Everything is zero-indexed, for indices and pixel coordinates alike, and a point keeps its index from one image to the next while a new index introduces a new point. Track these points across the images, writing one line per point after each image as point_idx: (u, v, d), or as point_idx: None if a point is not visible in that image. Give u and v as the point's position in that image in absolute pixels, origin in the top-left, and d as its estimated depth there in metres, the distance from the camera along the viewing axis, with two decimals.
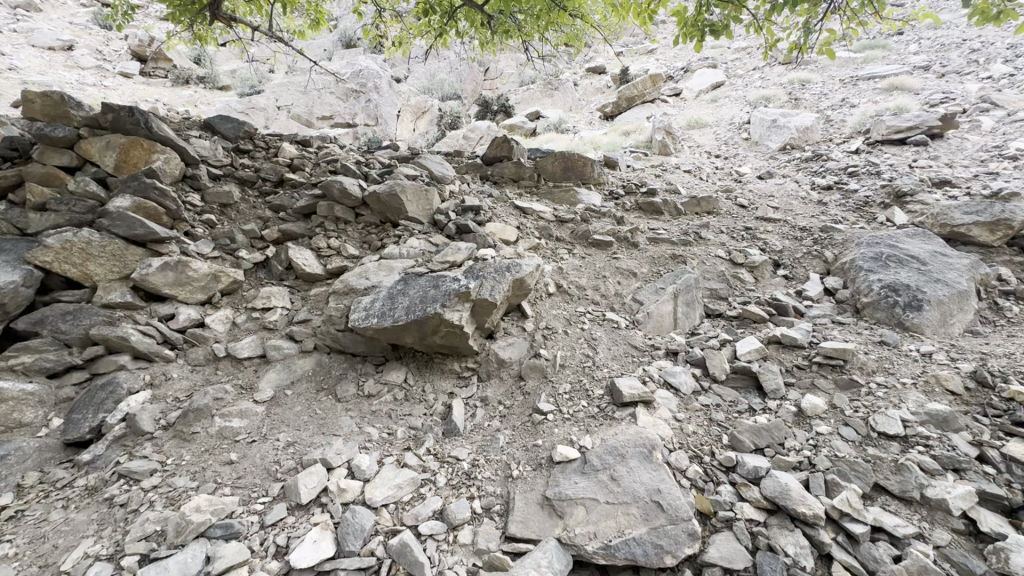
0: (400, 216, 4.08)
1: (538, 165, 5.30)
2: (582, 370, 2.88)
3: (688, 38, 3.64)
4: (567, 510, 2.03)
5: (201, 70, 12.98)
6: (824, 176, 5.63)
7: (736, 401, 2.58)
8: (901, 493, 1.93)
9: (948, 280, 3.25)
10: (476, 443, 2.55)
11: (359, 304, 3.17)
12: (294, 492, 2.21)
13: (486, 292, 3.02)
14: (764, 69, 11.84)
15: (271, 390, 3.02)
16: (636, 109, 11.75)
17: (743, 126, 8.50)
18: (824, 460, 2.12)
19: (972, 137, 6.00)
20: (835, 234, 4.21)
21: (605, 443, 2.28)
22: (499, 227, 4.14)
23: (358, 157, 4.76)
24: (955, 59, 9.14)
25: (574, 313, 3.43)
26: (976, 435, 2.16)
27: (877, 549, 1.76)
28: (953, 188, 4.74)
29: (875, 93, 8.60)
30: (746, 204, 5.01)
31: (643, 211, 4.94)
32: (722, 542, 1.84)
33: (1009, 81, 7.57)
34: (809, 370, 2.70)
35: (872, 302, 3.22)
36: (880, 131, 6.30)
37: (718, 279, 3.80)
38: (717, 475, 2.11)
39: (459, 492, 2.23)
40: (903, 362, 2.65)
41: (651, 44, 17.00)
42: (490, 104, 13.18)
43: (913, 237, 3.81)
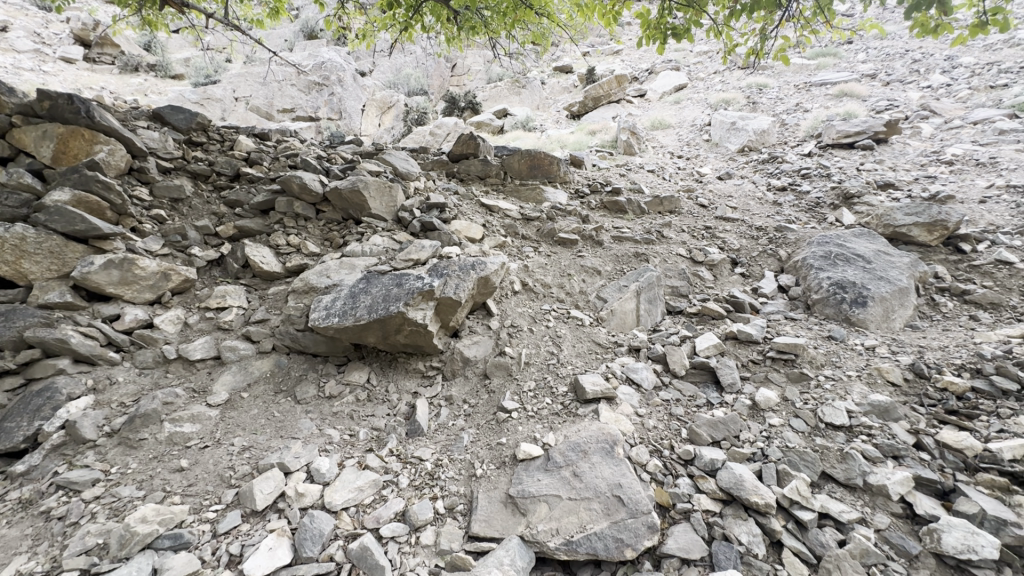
0: (364, 213, 4.01)
1: (505, 163, 5.29)
2: (547, 368, 2.90)
3: (650, 40, 3.68)
4: (530, 507, 2.04)
5: (151, 57, 12.34)
6: (779, 177, 5.85)
7: (694, 395, 2.66)
8: (846, 481, 2.03)
9: (890, 278, 3.43)
10: (439, 442, 2.53)
11: (319, 303, 3.08)
12: (249, 498, 2.13)
13: (450, 290, 3.01)
14: (724, 73, 12.22)
15: (225, 393, 2.90)
16: (602, 109, 11.91)
17: (705, 128, 8.74)
18: (776, 451, 2.20)
19: (913, 143, 6.37)
20: (788, 234, 4.38)
21: (568, 440, 2.30)
22: (464, 225, 4.12)
23: (319, 152, 4.63)
24: (899, 69, 9.68)
25: (539, 311, 3.45)
26: (913, 424, 2.30)
27: (824, 535, 1.85)
28: (896, 190, 5.02)
29: (827, 98, 9.00)
30: (706, 204, 5.15)
31: (607, 209, 5.01)
32: (680, 534, 1.89)
33: (945, 92, 8.08)
34: (764, 364, 2.81)
35: (821, 298, 3.38)
36: (830, 135, 6.60)
37: (679, 277, 3.89)
38: (676, 468, 2.17)
39: (422, 493, 2.21)
40: (848, 356, 2.79)
41: (616, 45, 17.26)
42: (457, 101, 13.06)
43: (860, 236, 4.00)
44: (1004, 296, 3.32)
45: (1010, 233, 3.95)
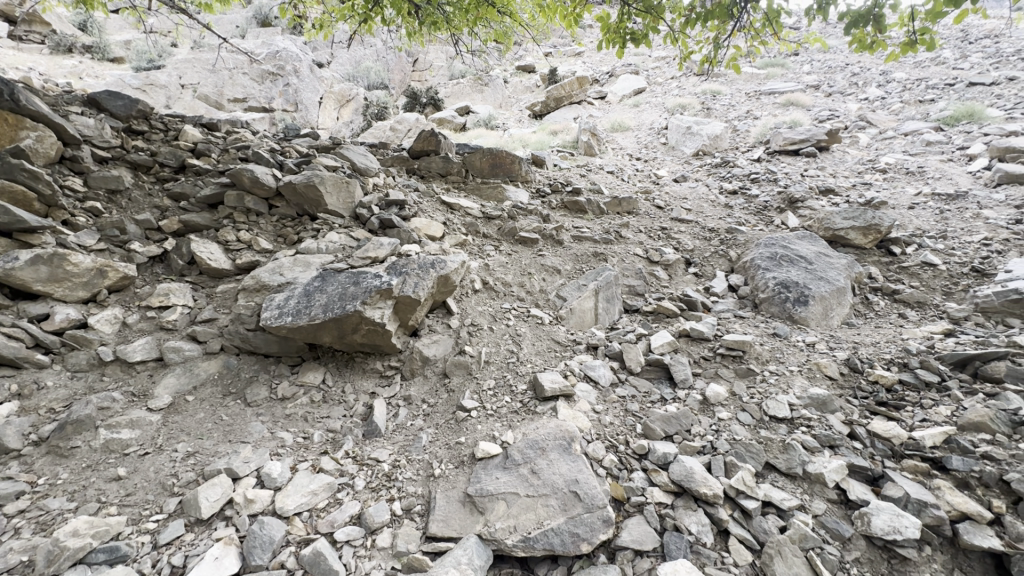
0: (320, 209, 3.90)
1: (466, 161, 5.26)
2: (507, 366, 2.91)
3: (610, 43, 3.74)
4: (488, 505, 2.04)
5: (86, 37, 11.53)
6: (730, 181, 6.10)
7: (649, 391, 2.74)
8: (787, 470, 2.15)
9: (830, 278, 3.65)
10: (397, 443, 2.51)
11: (270, 302, 2.97)
12: (193, 506, 2.03)
13: (409, 288, 2.97)
14: (680, 79, 12.62)
15: (168, 396, 2.75)
16: (564, 109, 12.04)
17: (662, 131, 9.00)
18: (724, 443, 2.30)
19: (851, 151, 6.80)
20: (738, 235, 4.58)
21: (526, 438, 2.32)
22: (424, 223, 4.08)
23: (273, 145, 4.46)
24: (839, 81, 10.29)
25: (499, 309, 3.45)
26: (848, 415, 2.46)
27: (767, 522, 1.95)
28: (836, 196, 5.33)
29: (775, 106, 9.45)
30: (663, 206, 5.31)
31: (567, 209, 5.07)
32: (634, 526, 1.95)
33: (880, 105, 8.65)
34: (714, 360, 2.93)
35: (768, 297, 3.55)
36: (778, 142, 6.94)
37: (636, 277, 3.99)
38: (631, 462, 2.23)
39: (379, 495, 2.17)
40: (791, 352, 2.95)
41: (578, 47, 17.47)
42: (419, 96, 12.87)
43: (803, 237, 4.22)
44: (928, 296, 3.60)
45: (934, 237, 4.29)
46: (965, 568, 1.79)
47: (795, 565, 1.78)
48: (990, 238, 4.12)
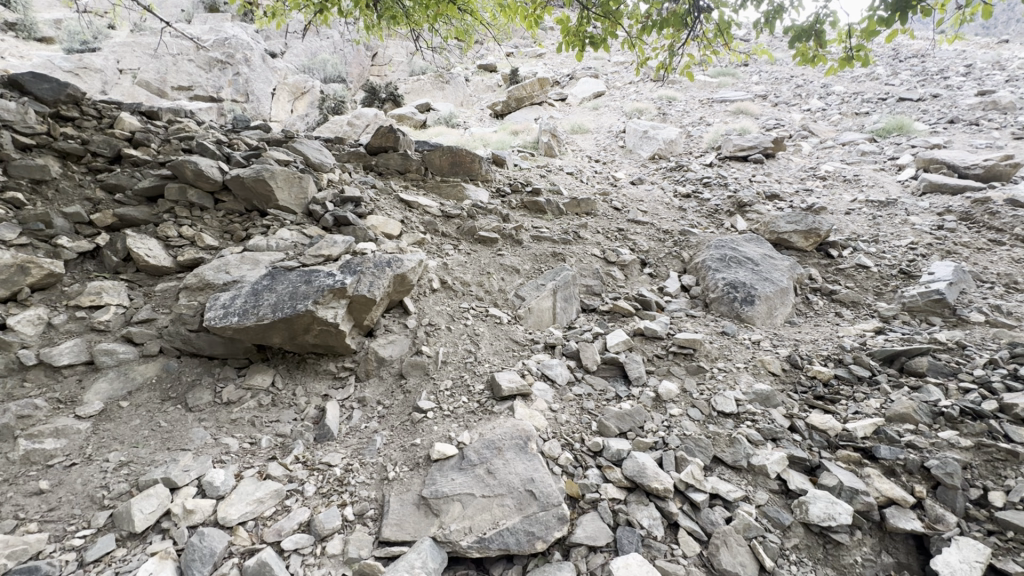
0: (270, 204, 3.74)
1: (425, 158, 5.19)
2: (464, 366, 2.89)
3: (570, 46, 3.77)
4: (443, 507, 2.02)
5: (9, 14, 10.64)
6: (684, 184, 6.30)
7: (605, 390, 2.78)
8: (733, 463, 2.24)
9: (774, 278, 3.83)
10: (350, 446, 2.44)
11: (215, 301, 2.81)
12: (125, 520, 1.90)
13: (364, 288, 2.90)
14: (638, 84, 12.94)
15: (100, 403, 2.56)
16: (525, 109, 12.09)
17: (620, 134, 9.19)
18: (675, 439, 2.37)
19: (795, 159, 7.17)
20: (691, 238, 4.73)
21: (482, 438, 2.31)
22: (380, 221, 3.99)
23: (219, 136, 4.24)
24: (785, 92, 10.84)
25: (457, 309, 3.42)
26: (789, 409, 2.59)
27: (714, 513, 2.02)
28: (781, 201, 5.61)
29: (727, 114, 9.85)
30: (620, 207, 5.42)
31: (527, 209, 5.09)
32: (588, 522, 1.98)
33: (821, 116, 9.17)
34: (666, 358, 3.02)
35: (717, 297, 3.69)
36: (728, 148, 7.23)
37: (593, 276, 4.06)
38: (586, 459, 2.26)
39: (330, 500, 2.11)
40: (738, 349, 3.08)
41: (539, 48, 17.60)
42: (377, 91, 12.59)
43: (750, 240, 4.41)
44: (861, 296, 3.84)
45: (867, 241, 4.58)
46: (891, 550, 1.94)
47: (739, 554, 1.86)
48: (916, 242, 4.44)
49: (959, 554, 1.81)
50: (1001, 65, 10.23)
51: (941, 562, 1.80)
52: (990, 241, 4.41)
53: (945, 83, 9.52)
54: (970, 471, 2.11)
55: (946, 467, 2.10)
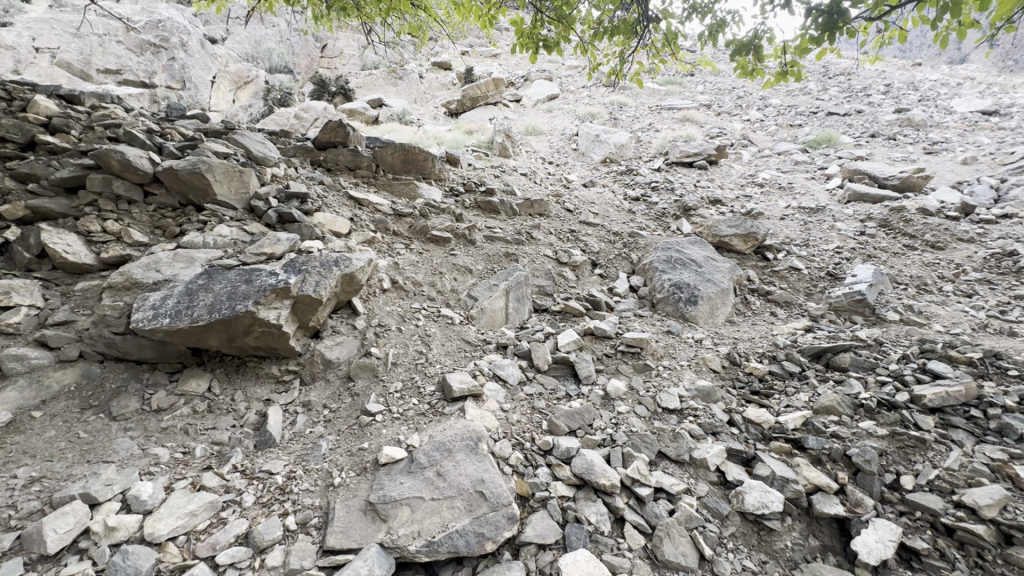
0: (207, 199, 3.53)
1: (376, 155, 5.07)
2: (415, 367, 2.84)
3: (524, 48, 3.77)
4: (391, 512, 1.98)
5: None
6: (634, 188, 6.49)
7: (555, 389, 2.82)
8: (676, 457, 2.33)
9: (715, 279, 4.01)
10: (293, 453, 2.35)
11: (143, 301, 2.62)
12: (36, 541, 1.74)
13: (309, 287, 2.80)
14: (590, 89, 13.22)
15: (7, 414, 2.33)
16: (479, 109, 12.06)
17: (573, 137, 9.34)
18: (622, 435, 2.43)
19: (735, 166, 7.56)
20: (640, 239, 4.88)
21: (432, 440, 2.28)
22: (328, 218, 3.86)
23: (149, 124, 3.94)
24: (727, 102, 11.40)
25: (408, 309, 3.37)
26: (728, 404, 2.72)
27: (658, 506, 2.09)
28: (723, 206, 5.89)
29: (674, 121, 10.24)
30: (572, 208, 5.50)
31: (481, 209, 5.08)
32: (538, 521, 1.99)
33: (759, 127, 9.71)
34: (615, 357, 3.10)
35: (663, 297, 3.83)
36: (675, 154, 7.50)
37: (545, 277, 4.10)
38: (536, 458, 2.28)
39: (270, 510, 2.02)
40: (682, 348, 3.21)
41: (494, 48, 17.60)
42: (327, 84, 12.17)
43: (695, 242, 4.59)
44: (793, 297, 4.10)
45: (799, 245, 4.89)
46: (817, 533, 2.09)
47: (681, 544, 1.94)
48: (841, 246, 4.79)
49: (876, 534, 1.99)
50: (915, 85, 11.22)
51: (861, 542, 1.97)
52: (905, 246, 4.83)
53: (867, 101, 10.33)
54: (885, 457, 2.30)
55: (865, 454, 2.28)
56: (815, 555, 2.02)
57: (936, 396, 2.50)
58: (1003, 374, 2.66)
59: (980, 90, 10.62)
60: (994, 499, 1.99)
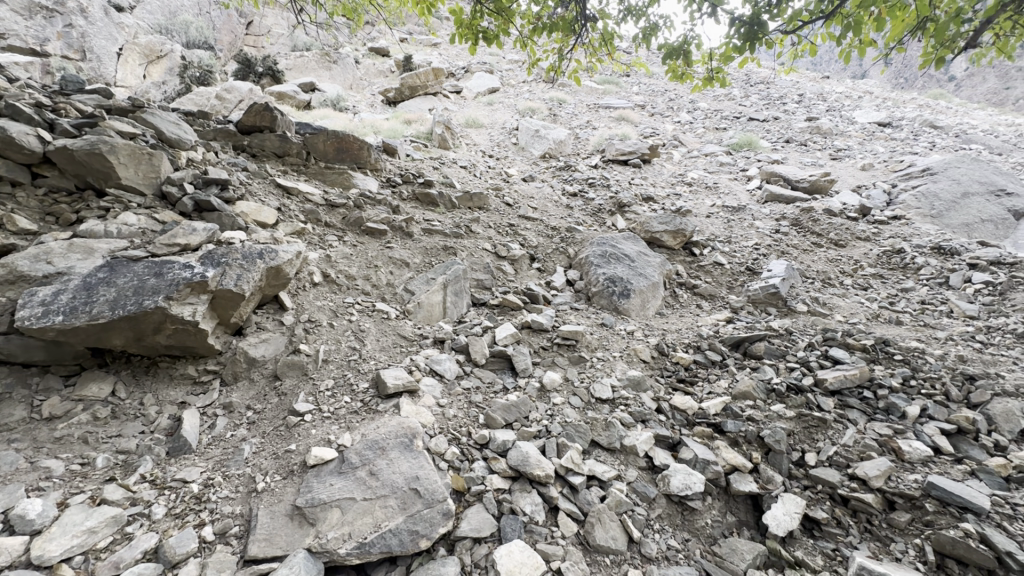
0: (110, 183, 3.21)
1: (307, 142, 4.81)
2: (347, 364, 2.74)
3: (463, 39, 3.71)
4: (319, 515, 1.91)
5: None
6: (572, 183, 6.61)
7: (492, 382, 2.83)
8: (608, 445, 2.41)
9: (647, 273, 4.18)
10: (212, 459, 2.20)
11: (29, 297, 2.29)
12: None
13: (230, 281, 2.62)
14: (531, 84, 13.31)
15: None
16: (418, 99, 11.77)
17: (513, 132, 9.36)
18: (556, 426, 2.48)
19: (667, 166, 7.91)
20: (577, 234, 4.99)
21: (365, 438, 2.21)
22: (252, 208, 3.63)
23: (38, 96, 3.46)
24: (660, 103, 11.90)
25: (341, 304, 3.23)
26: (656, 392, 2.86)
27: (590, 493, 2.16)
28: (655, 203, 6.15)
29: (610, 120, 10.54)
30: (511, 203, 5.52)
31: (418, 201, 4.97)
32: (473, 515, 1.99)
33: (688, 129, 10.22)
34: (551, 349, 3.15)
35: (598, 291, 3.94)
36: (611, 152, 7.73)
37: (484, 271, 4.09)
38: (472, 452, 2.27)
39: (184, 521, 1.88)
40: (615, 340, 3.33)
41: (434, 36, 17.21)
42: (253, 64, 11.36)
43: (628, 238, 4.75)
44: (717, 290, 4.37)
45: (723, 241, 5.21)
46: (734, 510, 2.25)
47: (611, 528, 2.02)
48: (759, 244, 5.16)
49: (783, 507, 2.18)
50: (823, 96, 12.27)
51: (771, 516, 2.15)
52: (813, 243, 5.28)
53: (783, 109, 11.18)
54: (793, 437, 2.52)
55: (775, 435, 2.48)
56: (731, 530, 2.17)
57: (836, 379, 2.77)
58: (890, 359, 2.99)
59: (876, 104, 11.81)
60: (881, 470, 2.24)
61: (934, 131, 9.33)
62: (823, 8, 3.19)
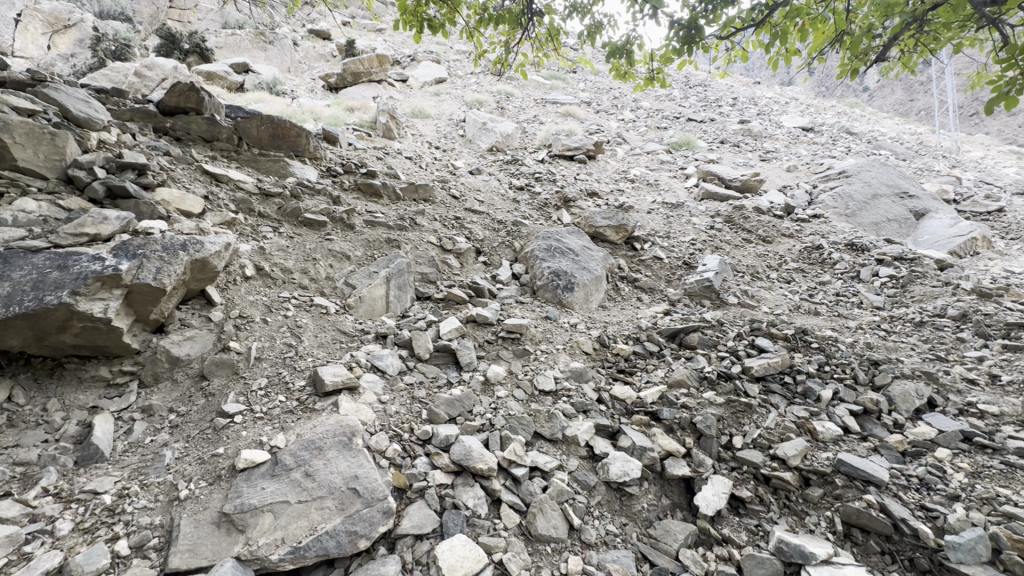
0: (3, 164, 2.86)
1: (238, 126, 4.52)
2: (282, 362, 2.62)
3: (407, 25, 3.59)
4: (249, 521, 1.83)
5: None
6: (519, 177, 6.62)
7: (436, 376, 2.79)
8: (550, 436, 2.45)
9: (590, 267, 4.27)
10: (128, 467, 2.04)
11: None
12: None
13: (147, 275, 2.42)
14: (478, 76, 13.19)
15: None
16: (362, 86, 11.35)
17: (461, 123, 9.25)
18: (500, 419, 2.49)
19: (611, 162, 8.11)
20: (523, 228, 5.01)
21: (300, 439, 2.12)
22: (175, 195, 3.37)
23: None
24: (605, 101, 12.16)
25: (275, 298, 3.07)
26: (598, 382, 2.94)
27: (533, 484, 2.19)
28: (599, 199, 6.29)
29: (557, 115, 10.65)
30: (457, 195, 5.45)
31: (361, 191, 4.80)
32: (415, 512, 1.97)
33: (632, 127, 10.50)
34: (496, 343, 3.16)
35: (543, 285, 3.99)
36: (558, 147, 7.81)
37: (429, 264, 4.02)
38: (414, 449, 2.23)
39: (95, 536, 1.73)
40: (559, 332, 3.38)
41: (378, 21, 16.64)
42: (178, 40, 10.51)
43: (573, 232, 4.82)
44: (656, 284, 4.54)
45: (662, 236, 5.41)
46: (668, 493, 2.36)
47: (553, 518, 2.06)
48: (695, 239, 5.41)
49: (713, 488, 2.31)
50: (755, 101, 13.01)
51: (701, 497, 2.27)
52: (744, 239, 5.61)
53: (719, 111, 11.75)
54: (722, 421, 2.67)
55: (706, 421, 2.62)
56: (665, 512, 2.28)
57: (761, 367, 2.96)
58: (808, 347, 3.24)
59: (801, 109, 12.66)
60: (798, 449, 2.43)
61: (850, 137, 10.14)
62: (754, 16, 3.36)
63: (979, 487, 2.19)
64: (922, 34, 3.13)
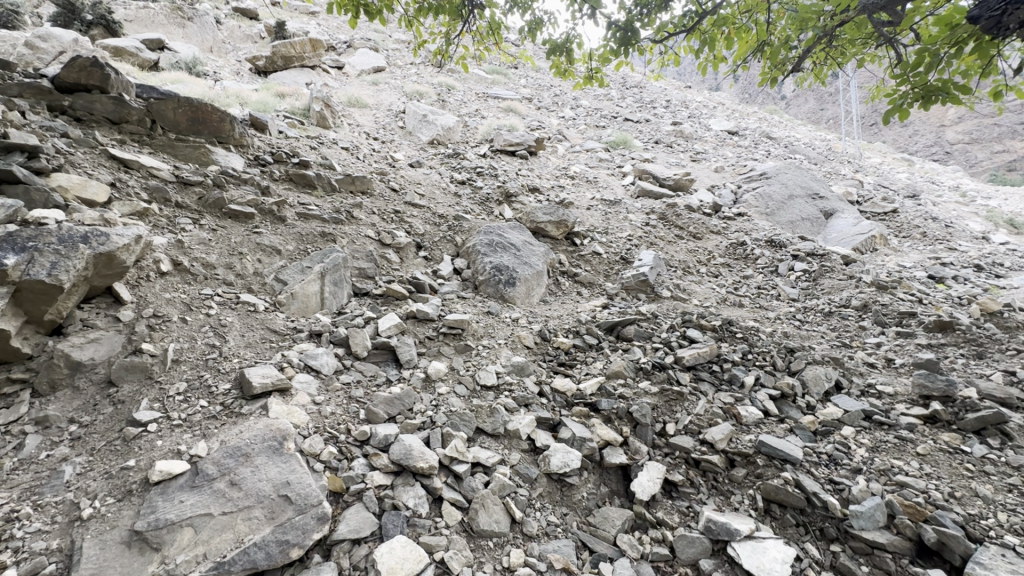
0: None
1: (150, 108, 4.13)
2: (204, 364, 2.43)
3: (342, 9, 3.41)
4: (166, 538, 1.69)
5: None
6: (461, 171, 6.55)
7: (374, 375, 2.71)
8: (492, 431, 2.45)
9: (531, 262, 4.31)
10: (18, 486, 1.81)
11: None
12: None
13: (40, 271, 2.16)
14: (418, 67, 12.90)
15: None
16: (293, 71, 10.75)
17: (400, 114, 9.01)
18: (441, 416, 2.46)
19: (552, 159, 8.22)
20: (464, 222, 4.95)
21: (224, 446, 1.98)
22: (75, 181, 3.02)
23: None
24: (546, 98, 12.30)
25: (195, 295, 2.84)
26: (539, 376, 2.98)
27: (474, 480, 2.19)
28: (540, 195, 6.35)
29: (499, 111, 10.63)
30: (397, 187, 5.30)
31: (292, 182, 4.54)
32: (352, 515, 1.90)
33: (572, 124, 10.69)
34: (437, 339, 3.11)
35: (485, 280, 3.97)
36: (499, 142, 7.80)
37: (366, 258, 3.89)
38: (352, 450, 2.15)
39: None
40: (500, 327, 3.38)
41: (311, 4, 15.82)
42: (78, 10, 9.43)
43: (514, 227, 4.83)
44: (595, 278, 4.66)
45: (601, 232, 5.56)
46: (606, 481, 2.44)
47: (495, 512, 2.06)
48: (632, 235, 5.60)
49: (648, 474, 2.42)
50: (686, 104, 13.67)
51: (637, 483, 2.37)
52: (676, 236, 5.88)
53: (653, 112, 12.23)
54: (656, 410, 2.79)
55: (642, 410, 2.73)
56: (604, 500, 2.35)
57: (691, 356, 3.13)
58: (733, 336, 3.45)
59: (727, 114, 13.46)
60: (724, 433, 2.59)
61: (769, 141, 10.91)
62: (685, 23, 3.52)
63: (877, 460, 2.44)
64: (832, 49, 3.41)
